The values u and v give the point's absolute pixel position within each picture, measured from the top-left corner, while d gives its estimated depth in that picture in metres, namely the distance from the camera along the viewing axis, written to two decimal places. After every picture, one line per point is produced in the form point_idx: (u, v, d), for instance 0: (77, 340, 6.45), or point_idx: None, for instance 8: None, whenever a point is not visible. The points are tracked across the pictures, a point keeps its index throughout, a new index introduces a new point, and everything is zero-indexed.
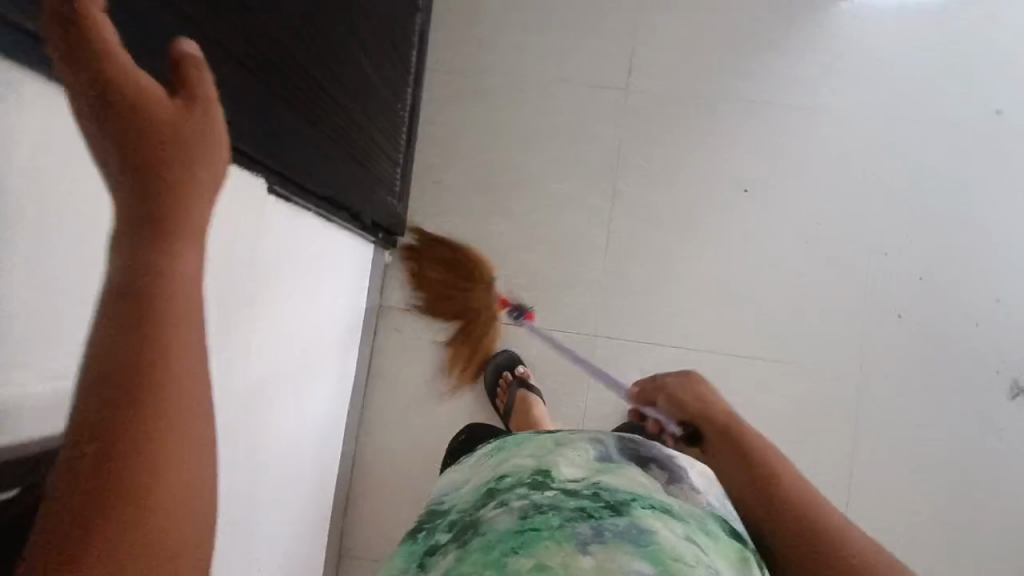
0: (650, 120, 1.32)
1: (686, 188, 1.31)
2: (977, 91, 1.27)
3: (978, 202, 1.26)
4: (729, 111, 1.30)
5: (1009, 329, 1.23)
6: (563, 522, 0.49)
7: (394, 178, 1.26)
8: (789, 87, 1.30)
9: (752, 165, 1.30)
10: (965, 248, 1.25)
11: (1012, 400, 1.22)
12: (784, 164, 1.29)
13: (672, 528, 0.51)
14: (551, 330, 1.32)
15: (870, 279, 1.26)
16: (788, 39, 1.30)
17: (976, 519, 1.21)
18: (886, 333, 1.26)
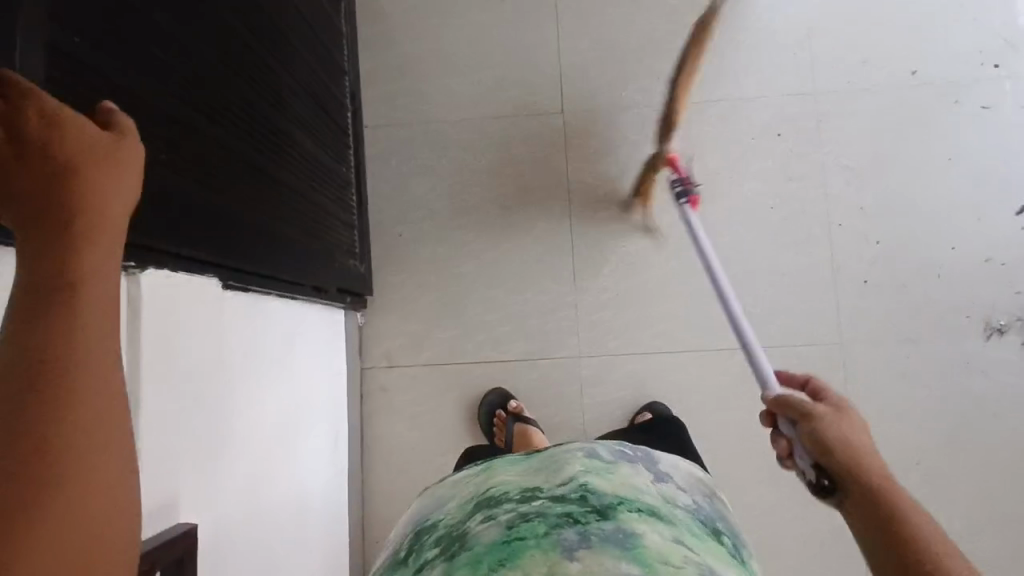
0: (590, 136, 1.32)
1: (639, 197, 1.31)
2: (890, 56, 1.33)
3: (914, 159, 1.30)
4: (665, 116, 1.32)
5: (969, 274, 1.27)
6: (550, 530, 0.52)
7: (354, 242, 1.22)
8: (716, 83, 1.33)
9: (697, 164, 1.31)
10: (912, 204, 1.29)
11: (988, 341, 1.26)
12: (727, 156, 1.31)
13: (658, 529, 0.54)
14: (535, 362, 1.29)
15: (832, 251, 1.29)
16: (706, 37, 1.33)
17: (981, 462, 1.23)
18: (859, 300, 1.28)
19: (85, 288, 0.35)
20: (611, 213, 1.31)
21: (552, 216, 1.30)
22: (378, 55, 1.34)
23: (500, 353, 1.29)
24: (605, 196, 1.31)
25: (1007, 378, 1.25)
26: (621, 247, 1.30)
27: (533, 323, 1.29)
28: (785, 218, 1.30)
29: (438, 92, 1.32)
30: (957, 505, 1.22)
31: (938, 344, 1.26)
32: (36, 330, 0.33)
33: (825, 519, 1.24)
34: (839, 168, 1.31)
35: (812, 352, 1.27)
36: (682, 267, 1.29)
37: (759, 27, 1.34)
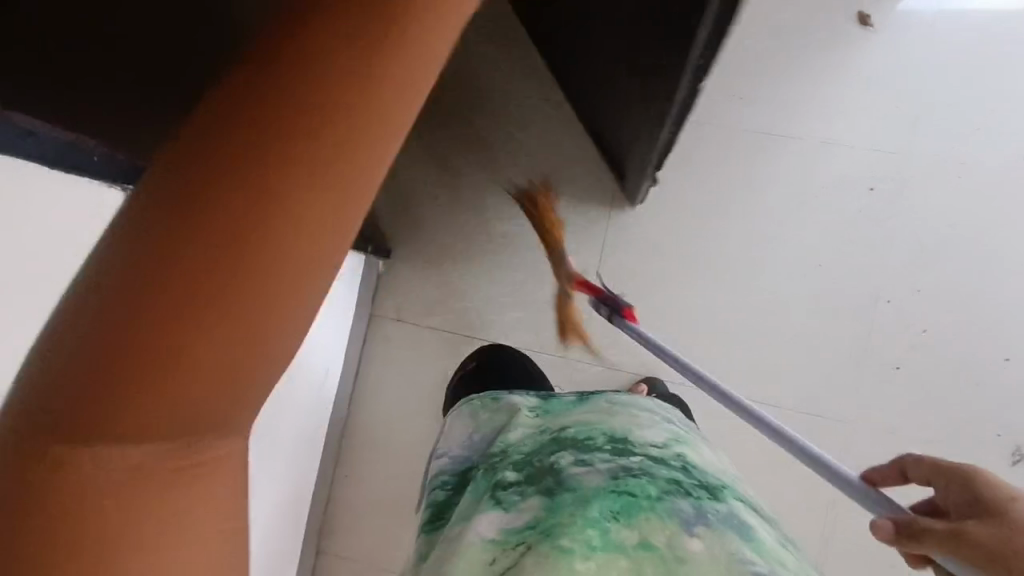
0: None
1: (685, 216, 1.25)
2: (1002, 135, 1.20)
3: (993, 253, 1.19)
4: (736, 138, 1.24)
5: (1012, 389, 1.17)
6: (660, 496, 0.57)
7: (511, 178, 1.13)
8: (801, 117, 1.23)
9: (754, 201, 1.24)
10: (975, 300, 1.19)
11: (1013, 466, 1.15)
12: (788, 199, 1.23)
13: (764, 521, 0.58)
14: (535, 353, 1.29)
15: (871, 325, 1.20)
16: (805, 66, 1.23)
17: None
18: (884, 383, 1.19)
19: (349, 168, 0.32)
20: (651, 225, 1.25)
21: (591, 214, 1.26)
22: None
23: (499, 334, 1.30)
24: (649, 206, 1.26)
25: None
26: (652, 262, 1.24)
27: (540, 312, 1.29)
28: (831, 279, 1.21)
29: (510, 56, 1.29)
30: None
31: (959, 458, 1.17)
32: (245, 201, 0.30)
33: None
34: (907, 241, 1.20)
35: (820, 423, 1.19)
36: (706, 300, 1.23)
37: (873, 64, 1.22)
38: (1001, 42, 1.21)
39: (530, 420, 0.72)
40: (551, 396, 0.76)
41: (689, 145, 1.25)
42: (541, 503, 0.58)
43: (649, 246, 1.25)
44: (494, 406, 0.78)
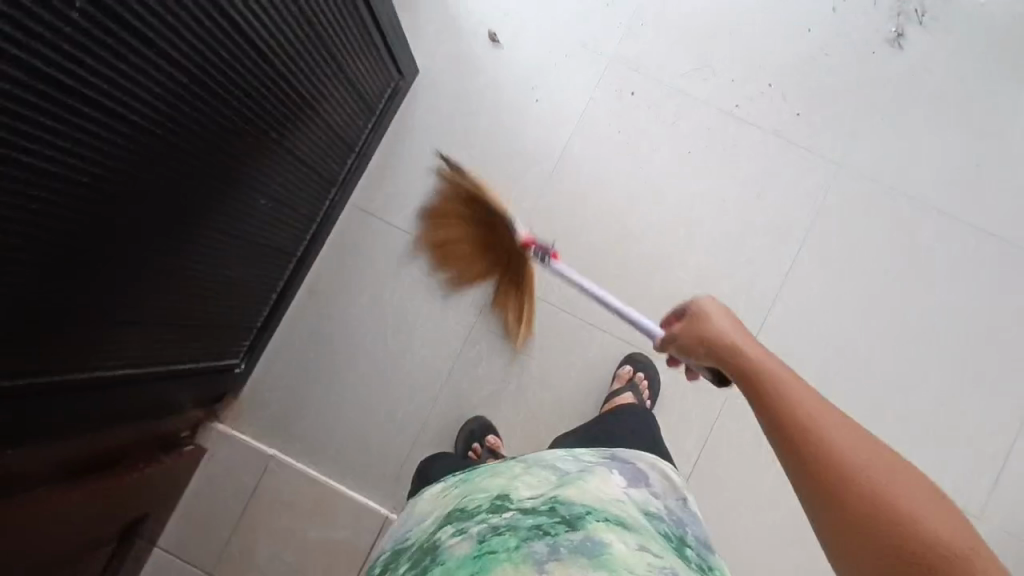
0: (555, 157, 1.27)
1: (639, 155, 1.27)
2: None
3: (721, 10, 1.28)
4: (550, 196, 1.27)
5: (840, 30, 1.26)
6: (520, 544, 0.67)
7: (381, 49, 1.12)
8: (548, 137, 1.28)
9: (616, 191, 1.26)
10: (756, 37, 1.27)
11: (904, 49, 1.25)
12: (623, 165, 1.27)
13: (619, 534, 0.70)
14: (707, 437, 1.21)
15: (761, 130, 1.26)
16: (501, 120, 1.29)
17: (1006, 123, 1.24)
18: (811, 135, 1.25)
19: None
20: (613, 289, 1.25)
21: (587, 344, 1.24)
22: (317, 329, 1.26)
23: (693, 444, 1.21)
24: (592, 287, 1.25)
25: (948, 57, 1.25)
26: (673, 200, 1.26)
27: None
28: (732, 45, 1.27)
29: (410, 273, 1.26)
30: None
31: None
32: None
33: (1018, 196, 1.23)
34: None
35: (838, 199, 1.24)
36: (731, 162, 1.26)
37: (520, 57, 1.29)
38: None
39: (447, 491, 0.84)
40: (465, 468, 0.88)
41: (572, 132, 1.28)
42: (474, 539, 0.70)
43: (651, 198, 1.26)
44: (432, 491, 0.87)
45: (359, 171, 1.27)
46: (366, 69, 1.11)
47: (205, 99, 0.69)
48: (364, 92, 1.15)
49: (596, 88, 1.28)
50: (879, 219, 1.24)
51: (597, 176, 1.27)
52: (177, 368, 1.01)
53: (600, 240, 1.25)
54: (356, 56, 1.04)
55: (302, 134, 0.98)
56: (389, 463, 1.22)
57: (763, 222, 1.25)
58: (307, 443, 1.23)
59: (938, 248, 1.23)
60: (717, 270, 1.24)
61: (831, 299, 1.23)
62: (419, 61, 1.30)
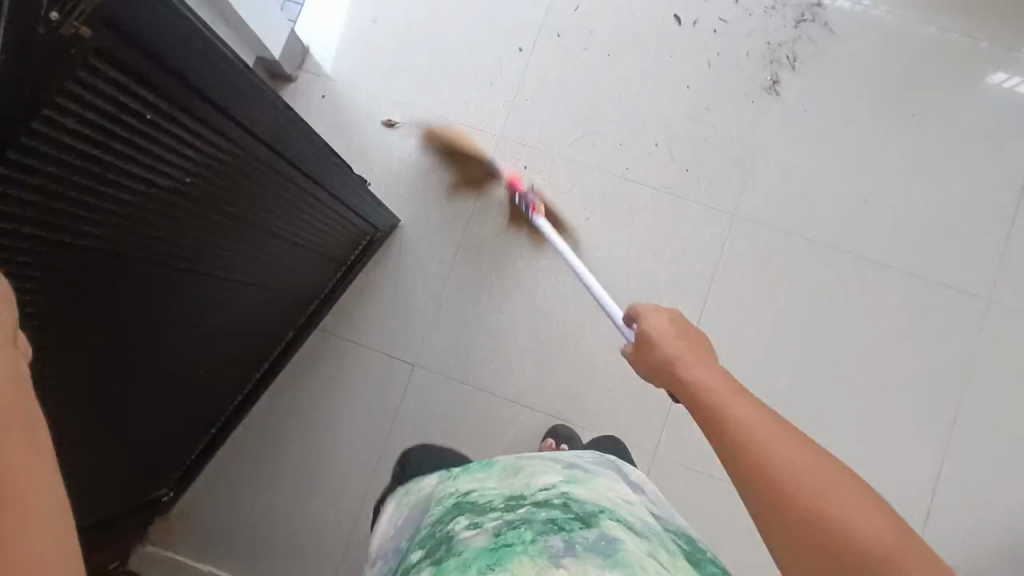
0: (459, 237, 1.30)
1: (540, 227, 1.29)
2: (496, 48, 1.33)
3: (602, 75, 1.31)
4: (458, 276, 1.29)
5: (718, 83, 1.30)
6: (535, 537, 0.69)
7: (355, 213, 1.12)
8: (450, 219, 1.30)
9: (521, 263, 1.29)
10: (638, 99, 1.31)
11: (780, 95, 1.29)
12: (525, 237, 1.29)
13: (632, 536, 0.72)
14: None
15: (653, 187, 1.29)
16: (402, 206, 1.30)
17: (888, 154, 1.27)
18: (703, 188, 1.29)
19: None
20: (529, 360, 1.26)
21: (510, 419, 1.25)
22: (246, 438, 1.26)
23: None
24: (509, 362, 1.27)
25: (824, 98, 1.29)
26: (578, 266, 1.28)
27: (614, 395, 1.25)
28: (616, 109, 1.31)
29: (324, 369, 1.27)
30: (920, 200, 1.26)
31: (809, 42, 1.30)
32: None
33: (911, 224, 1.26)
34: (591, 49, 1.32)
35: (737, 247, 1.27)
36: (629, 223, 1.29)
37: (414, 142, 1.31)
38: (417, 37, 1.33)
39: (457, 485, 0.88)
40: (475, 465, 0.93)
41: (471, 213, 1.30)
42: (489, 533, 0.72)
43: (556, 266, 1.29)
44: (445, 484, 0.91)
45: (324, 312, 1.27)
46: (336, 232, 1.11)
47: (117, 338, 0.70)
48: (332, 254, 1.16)
49: (492, 164, 1.31)
50: (779, 262, 1.26)
51: (502, 253, 1.29)
52: (111, 514, 1.02)
53: (512, 314, 1.28)
54: (320, 227, 1.04)
55: (248, 306, 0.98)
56: (327, 562, 1.22)
57: (668, 277, 1.27)
58: (243, 554, 1.22)
59: (839, 283, 1.25)
60: (628, 330, 1.26)
61: (743, 345, 1.25)
62: None
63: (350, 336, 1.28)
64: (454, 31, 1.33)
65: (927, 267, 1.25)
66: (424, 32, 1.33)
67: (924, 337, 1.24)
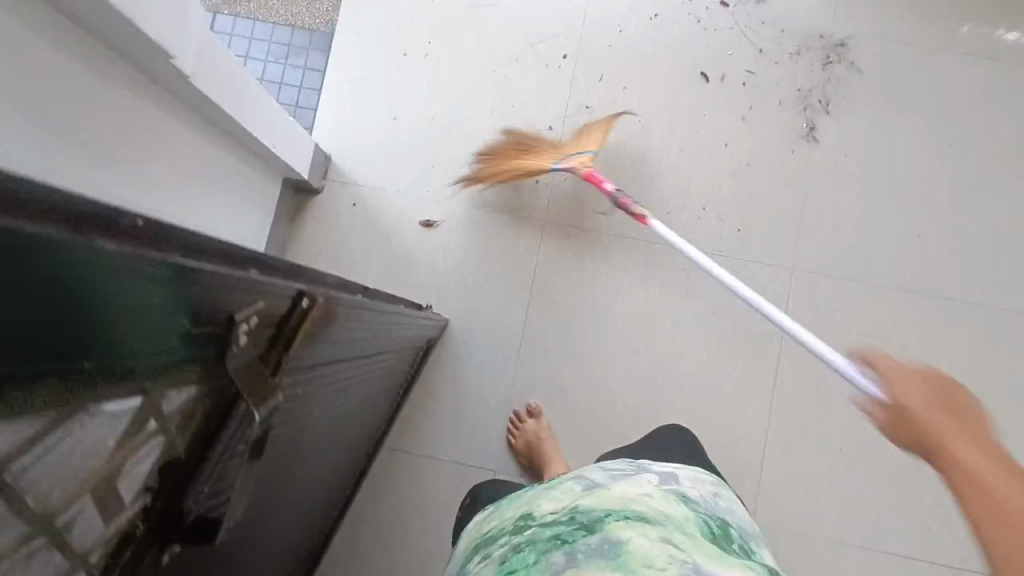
0: (519, 330, 1.26)
1: (600, 310, 1.27)
2: (525, 129, 1.29)
3: (637, 143, 1.29)
4: (525, 371, 1.25)
5: (753, 135, 1.28)
6: (540, 556, 0.67)
7: (417, 339, 1.08)
8: (506, 313, 1.26)
9: (590, 348, 1.26)
10: (678, 163, 1.28)
11: (817, 140, 1.28)
12: (588, 321, 1.27)
13: (643, 533, 0.67)
14: None
15: (706, 251, 1.27)
16: (456, 307, 1.26)
17: (933, 186, 1.27)
18: (758, 245, 1.27)
19: None
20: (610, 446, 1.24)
21: None
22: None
23: None
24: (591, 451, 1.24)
25: (860, 136, 1.28)
26: (646, 342, 1.26)
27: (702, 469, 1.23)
28: (658, 175, 1.28)
29: (399, 490, 1.23)
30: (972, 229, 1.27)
31: (837, 83, 1.29)
32: None
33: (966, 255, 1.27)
34: (621, 117, 1.29)
35: (800, 301, 1.26)
36: (690, 292, 1.27)
37: (456, 237, 1.27)
38: (444, 129, 1.29)
39: (483, 526, 0.87)
40: (510, 497, 0.91)
41: (525, 306, 1.26)
42: (501, 562, 0.71)
43: (624, 346, 1.26)
44: (487, 518, 0.89)
45: (389, 434, 1.22)
46: (400, 364, 1.06)
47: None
48: (396, 379, 1.12)
49: (540, 251, 1.27)
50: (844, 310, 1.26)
51: (564, 342, 1.26)
52: None
53: (587, 402, 1.25)
54: (390, 369, 0.99)
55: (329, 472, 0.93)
56: None
57: (737, 342, 1.26)
58: None
59: (905, 324, 1.26)
60: (706, 400, 1.25)
61: (820, 399, 1.25)
62: (355, 268, 1.25)
63: (419, 450, 1.24)
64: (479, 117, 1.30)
65: (985, 295, 1.26)
66: (447, 127, 1.29)
67: (994, 365, 1.25)
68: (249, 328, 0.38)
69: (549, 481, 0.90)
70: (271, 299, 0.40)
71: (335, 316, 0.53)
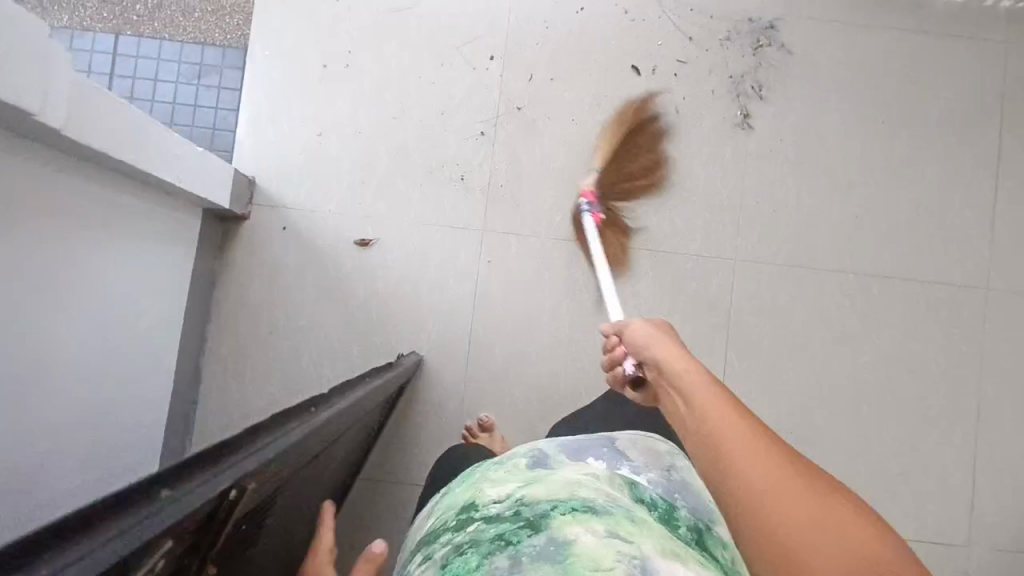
0: (467, 344, 1.24)
1: (547, 316, 1.25)
2: (458, 137, 1.26)
3: (572, 143, 1.26)
4: (476, 384, 1.24)
5: (689, 127, 1.27)
6: (479, 559, 0.52)
7: (386, 400, 1.04)
8: (452, 327, 1.24)
9: (539, 356, 1.25)
10: (615, 160, 1.26)
11: (753, 128, 1.27)
12: (535, 328, 1.25)
13: (592, 529, 0.54)
14: None
15: (650, 249, 1.26)
16: (401, 326, 1.23)
17: (868, 167, 1.28)
18: (700, 239, 1.26)
19: None
20: None
21: None
22: None
23: None
24: None
25: (795, 121, 1.27)
26: (595, 344, 1.25)
27: None
28: (595, 175, 1.26)
29: (359, 517, 1.21)
30: (907, 206, 1.28)
31: (770, 67, 1.27)
32: None
33: (904, 232, 1.28)
34: (553, 118, 1.26)
35: (744, 292, 1.26)
36: (636, 291, 1.26)
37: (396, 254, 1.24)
38: (373, 142, 1.24)
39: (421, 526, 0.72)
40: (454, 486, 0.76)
41: (472, 317, 1.24)
42: (437, 565, 0.55)
43: (573, 350, 1.25)
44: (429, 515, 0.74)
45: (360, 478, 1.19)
46: (370, 429, 1.03)
47: None
48: (369, 431, 1.04)
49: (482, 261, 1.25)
50: (788, 298, 1.27)
51: (513, 352, 1.25)
52: None
53: (540, 409, 1.24)
54: (357, 441, 0.95)
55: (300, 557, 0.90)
56: None
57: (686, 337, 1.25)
58: None
59: (848, 306, 1.27)
60: None
61: (772, 387, 1.26)
62: (294, 295, 1.21)
63: (374, 473, 1.22)
64: (409, 127, 1.25)
65: (923, 271, 1.28)
66: (376, 139, 1.24)
67: (936, 338, 1.28)
68: (154, 574, 0.33)
69: (492, 464, 0.78)
70: (186, 543, 0.36)
71: (276, 476, 0.48)
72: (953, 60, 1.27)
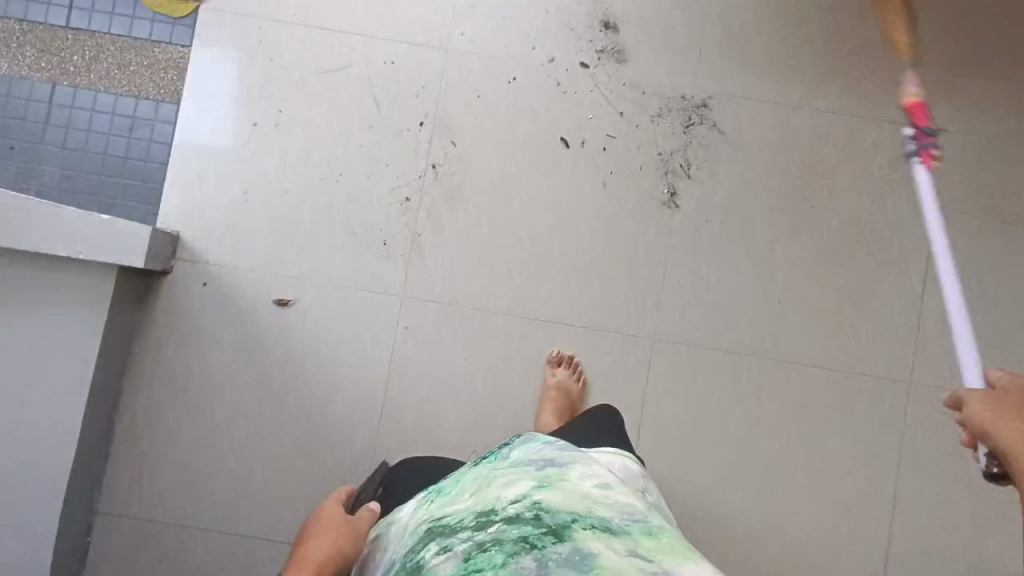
0: (379, 408, 1.25)
1: (459, 385, 1.25)
2: (382, 201, 1.26)
3: (496, 212, 1.26)
4: (385, 449, 1.25)
5: (614, 203, 1.26)
6: (505, 558, 0.62)
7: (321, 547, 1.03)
8: (365, 391, 1.25)
9: (449, 424, 1.25)
10: (538, 232, 1.26)
11: (679, 207, 1.26)
12: (447, 396, 1.25)
13: (607, 542, 0.64)
14: None
15: (567, 324, 1.26)
16: (314, 388, 1.24)
17: (795, 252, 1.26)
18: (618, 316, 1.26)
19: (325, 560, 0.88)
20: None
21: None
22: None
23: None
24: None
25: (723, 201, 1.26)
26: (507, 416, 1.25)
27: None
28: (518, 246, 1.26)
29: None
30: (832, 293, 1.26)
31: (700, 145, 1.25)
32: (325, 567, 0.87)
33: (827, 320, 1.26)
34: (480, 186, 1.26)
35: (660, 371, 1.26)
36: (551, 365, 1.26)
37: (314, 316, 1.25)
38: (296, 202, 1.25)
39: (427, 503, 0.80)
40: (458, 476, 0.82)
41: (385, 382, 1.25)
42: (461, 556, 0.64)
43: (484, 420, 1.25)
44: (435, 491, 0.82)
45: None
46: None
47: None
48: None
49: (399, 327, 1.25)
50: (704, 379, 1.26)
51: (424, 419, 1.25)
52: None
53: None
54: None
55: None
56: None
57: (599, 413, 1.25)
58: None
59: (765, 391, 1.26)
60: None
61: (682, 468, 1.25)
62: (209, 351, 1.23)
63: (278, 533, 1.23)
64: (333, 189, 1.26)
65: (844, 360, 1.26)
66: (300, 200, 1.25)
67: (854, 428, 1.26)
68: None
69: (496, 460, 0.84)
70: None
71: None
72: (886, 148, 1.25)
